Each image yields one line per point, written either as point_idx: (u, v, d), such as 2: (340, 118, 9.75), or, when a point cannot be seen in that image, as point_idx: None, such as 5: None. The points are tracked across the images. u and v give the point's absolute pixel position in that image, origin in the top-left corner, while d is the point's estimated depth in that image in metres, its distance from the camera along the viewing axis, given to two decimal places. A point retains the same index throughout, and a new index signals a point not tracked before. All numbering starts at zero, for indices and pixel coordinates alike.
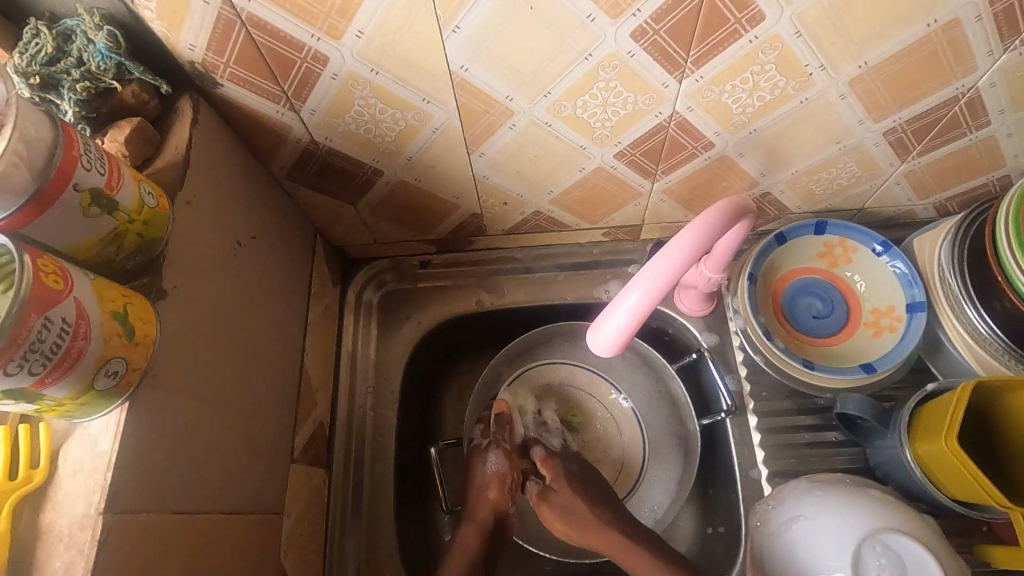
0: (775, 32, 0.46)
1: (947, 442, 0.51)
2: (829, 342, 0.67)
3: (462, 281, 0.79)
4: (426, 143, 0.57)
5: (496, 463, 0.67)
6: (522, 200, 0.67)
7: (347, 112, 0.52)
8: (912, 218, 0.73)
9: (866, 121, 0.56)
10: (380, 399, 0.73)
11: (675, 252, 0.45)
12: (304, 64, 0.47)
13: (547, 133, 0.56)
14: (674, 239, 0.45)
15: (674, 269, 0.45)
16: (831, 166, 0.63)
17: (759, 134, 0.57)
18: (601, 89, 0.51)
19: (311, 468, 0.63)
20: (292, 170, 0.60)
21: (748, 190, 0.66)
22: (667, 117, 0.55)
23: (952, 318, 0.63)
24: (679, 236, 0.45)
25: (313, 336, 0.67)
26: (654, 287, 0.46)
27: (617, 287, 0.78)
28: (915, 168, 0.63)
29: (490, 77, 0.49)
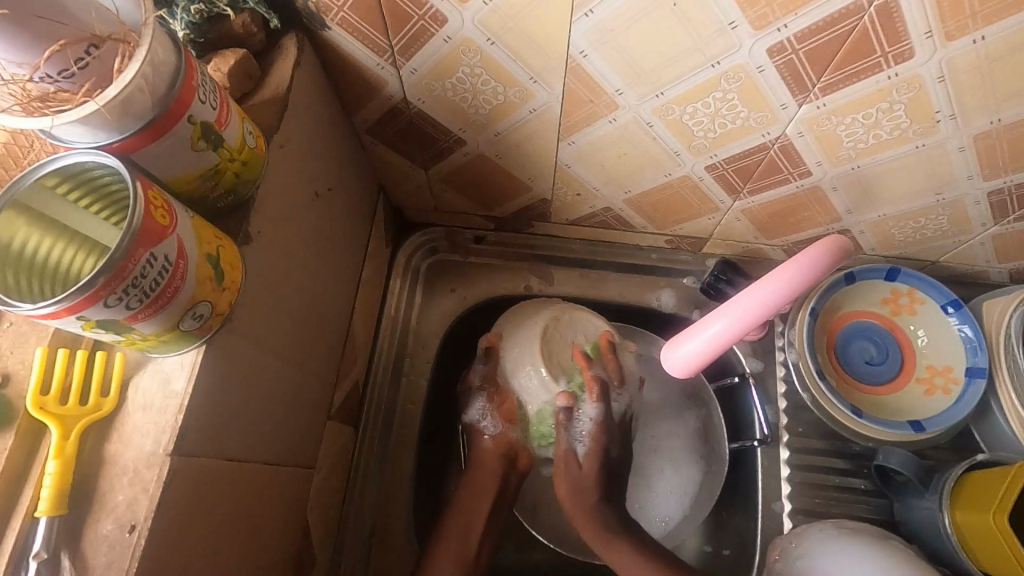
0: (917, 73, 0.43)
1: (993, 515, 0.51)
2: (877, 391, 0.66)
3: (513, 263, 0.77)
4: (520, 121, 0.55)
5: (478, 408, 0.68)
6: (596, 193, 0.65)
7: (448, 77, 0.50)
8: (984, 279, 0.71)
9: (976, 177, 0.53)
10: (415, 367, 0.73)
11: (762, 291, 0.46)
12: (420, 21, 0.45)
13: (646, 133, 0.54)
14: (763, 278, 0.47)
15: (759, 307, 0.47)
16: (922, 217, 0.61)
17: (861, 171, 0.55)
18: (716, 98, 0.48)
19: (343, 425, 0.63)
20: (375, 125, 0.58)
21: (829, 224, 0.64)
22: (774, 138, 0.52)
23: (1010, 391, 0.61)
24: (769, 275, 0.46)
25: (363, 294, 0.66)
26: (736, 322, 0.48)
27: (670, 295, 0.76)
28: (1006, 232, 0.61)
29: (607, 67, 0.47)
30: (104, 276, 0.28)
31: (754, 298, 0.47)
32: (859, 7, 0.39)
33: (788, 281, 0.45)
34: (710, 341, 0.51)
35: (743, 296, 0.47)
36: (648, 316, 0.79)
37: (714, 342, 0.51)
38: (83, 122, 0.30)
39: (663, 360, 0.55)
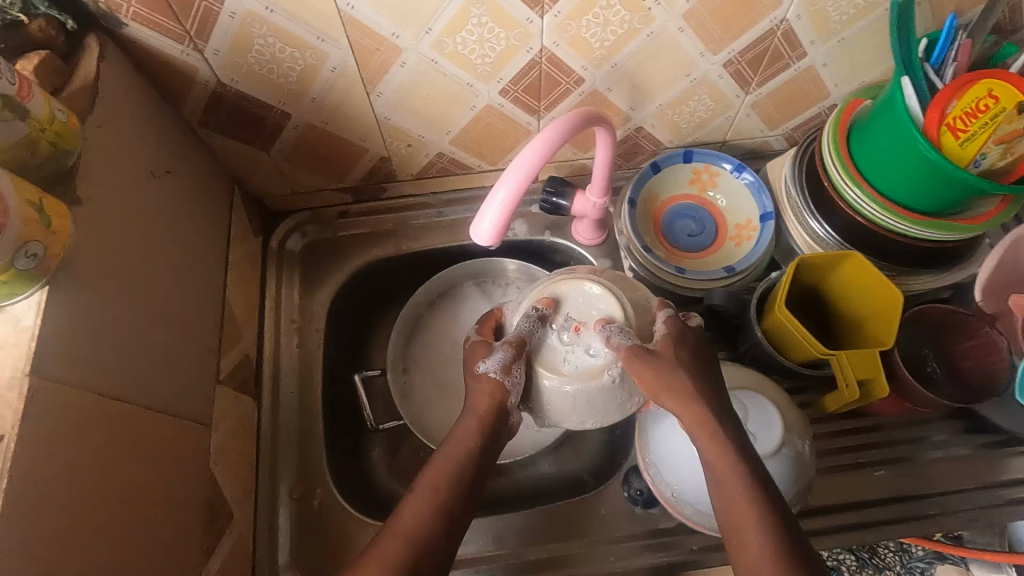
0: None
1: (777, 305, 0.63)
2: (701, 255, 0.78)
3: (380, 229, 0.85)
4: (328, 81, 0.63)
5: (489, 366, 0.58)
6: (424, 141, 0.74)
7: (249, 51, 0.58)
8: (767, 149, 0.85)
9: (707, 53, 0.66)
10: (306, 338, 0.78)
11: (536, 149, 0.52)
12: (204, 2, 0.52)
13: (435, 70, 0.63)
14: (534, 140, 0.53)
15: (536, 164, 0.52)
16: (689, 100, 0.73)
17: (621, 68, 0.67)
18: (475, 24, 0.58)
19: (239, 394, 0.67)
20: (203, 114, 0.64)
21: (623, 124, 0.76)
22: (537, 52, 0.63)
23: (802, 228, 0.76)
24: (537, 137, 0.52)
25: (235, 274, 0.72)
26: (522, 181, 0.52)
27: (522, 225, 0.86)
28: (757, 99, 0.75)
29: (375, 14, 0.56)
30: None
31: (532, 155, 0.52)
32: None
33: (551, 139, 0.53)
34: (505, 204, 0.52)
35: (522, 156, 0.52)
36: (510, 249, 0.88)
37: (510, 199, 0.52)
38: None
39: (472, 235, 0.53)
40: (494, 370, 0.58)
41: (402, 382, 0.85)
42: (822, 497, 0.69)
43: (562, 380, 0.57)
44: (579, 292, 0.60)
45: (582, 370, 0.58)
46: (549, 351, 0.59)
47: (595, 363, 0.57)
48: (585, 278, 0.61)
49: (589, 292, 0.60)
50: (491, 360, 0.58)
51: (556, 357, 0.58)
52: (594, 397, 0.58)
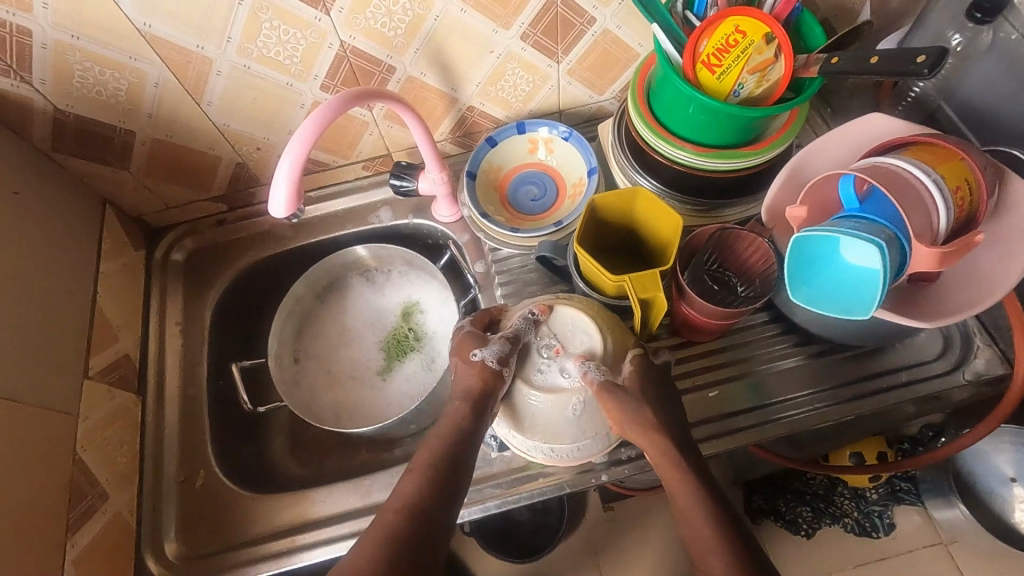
0: None
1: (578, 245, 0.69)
2: (543, 216, 0.85)
3: (257, 231, 0.92)
4: (156, 98, 0.70)
5: (489, 354, 0.64)
6: (271, 143, 0.81)
7: (72, 77, 0.65)
8: (604, 111, 0.91)
9: (498, 29, 0.73)
10: (190, 336, 0.85)
11: (311, 122, 0.58)
12: (13, 37, 0.60)
13: (250, 74, 0.70)
14: (311, 115, 0.58)
15: (311, 134, 0.58)
16: (505, 75, 0.80)
17: (425, 52, 0.74)
18: (269, 29, 0.66)
19: (114, 389, 0.74)
20: (53, 141, 0.72)
21: (452, 105, 0.82)
22: (339, 47, 0.70)
23: (630, 180, 0.83)
24: (314, 113, 0.58)
25: (108, 284, 0.78)
26: (297, 148, 0.57)
27: (388, 212, 0.92)
28: (571, 66, 0.81)
29: (173, 30, 0.63)
30: None
31: (309, 130, 0.58)
32: None
33: (325, 112, 0.59)
34: (287, 173, 0.58)
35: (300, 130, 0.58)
36: (384, 236, 0.94)
37: (295, 170, 0.58)
38: None
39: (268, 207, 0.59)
40: (489, 359, 0.64)
41: (292, 370, 0.91)
42: (708, 410, 0.75)
43: (529, 390, 0.64)
44: (577, 328, 0.66)
45: (552, 387, 0.63)
46: (529, 361, 0.65)
47: (565, 385, 0.63)
48: (579, 309, 0.66)
49: (580, 328, 0.66)
50: (487, 351, 0.65)
51: (532, 371, 0.65)
52: (539, 419, 0.64)
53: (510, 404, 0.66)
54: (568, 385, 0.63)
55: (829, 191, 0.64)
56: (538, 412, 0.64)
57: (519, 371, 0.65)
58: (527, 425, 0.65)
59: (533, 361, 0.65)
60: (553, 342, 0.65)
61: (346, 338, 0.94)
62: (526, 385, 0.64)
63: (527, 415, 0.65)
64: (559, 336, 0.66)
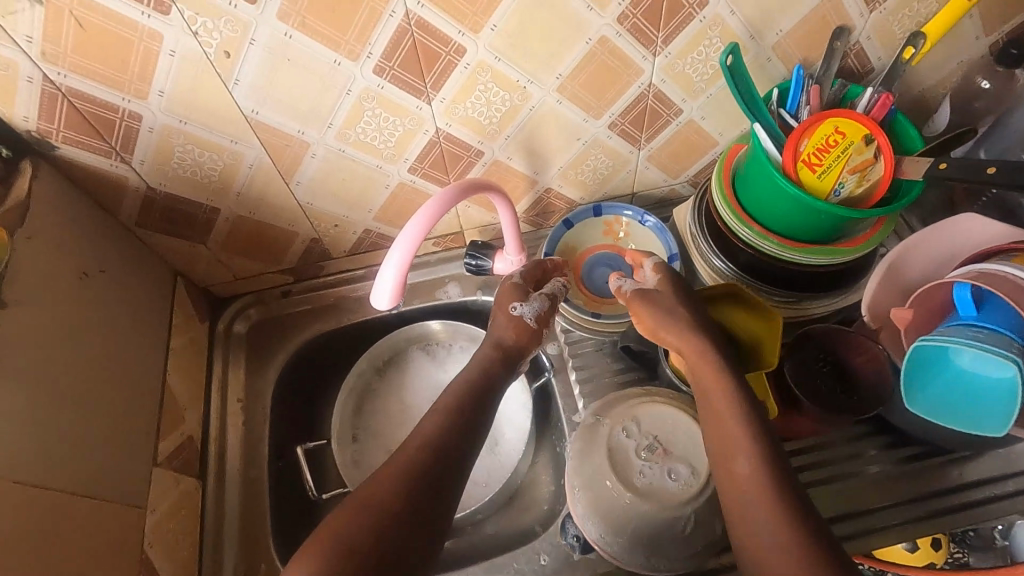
0: (479, 59, 0.63)
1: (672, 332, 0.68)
2: (618, 299, 0.84)
3: (322, 304, 0.90)
4: (248, 178, 0.70)
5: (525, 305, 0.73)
6: (349, 220, 0.80)
7: (171, 158, 0.65)
8: (677, 194, 0.92)
9: (589, 119, 0.73)
10: (252, 413, 0.82)
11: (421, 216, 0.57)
12: (123, 122, 0.60)
13: (344, 158, 0.70)
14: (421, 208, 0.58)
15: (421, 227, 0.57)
16: (587, 160, 0.80)
17: (514, 139, 0.74)
18: (371, 117, 0.66)
19: (179, 475, 0.70)
20: (139, 217, 0.71)
21: (531, 187, 0.82)
22: (434, 133, 0.70)
23: (708, 267, 0.81)
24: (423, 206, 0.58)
25: (176, 361, 0.76)
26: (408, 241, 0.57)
27: (455, 287, 0.91)
28: (651, 153, 0.82)
29: (278, 117, 0.63)
30: None
31: (423, 220, 0.57)
32: (404, 28, 0.58)
33: (435, 205, 0.58)
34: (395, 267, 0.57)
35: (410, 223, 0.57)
36: (448, 312, 0.93)
37: (405, 254, 0.57)
38: None
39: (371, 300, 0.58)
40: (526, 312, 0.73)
41: (352, 450, 0.87)
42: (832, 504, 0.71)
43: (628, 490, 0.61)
44: (678, 428, 0.64)
45: (654, 490, 0.61)
46: (626, 460, 0.63)
47: (669, 488, 0.61)
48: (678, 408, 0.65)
49: (681, 428, 0.64)
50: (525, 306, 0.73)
51: (631, 471, 0.62)
52: (628, 519, 0.61)
53: (603, 505, 0.62)
54: (673, 489, 0.60)
55: (936, 295, 0.62)
56: (637, 516, 0.60)
57: (616, 468, 0.62)
58: (622, 529, 0.61)
59: (630, 459, 0.63)
60: (653, 441, 0.63)
61: (406, 416, 0.91)
62: (626, 486, 0.61)
63: (623, 519, 0.61)
64: (660, 434, 0.64)
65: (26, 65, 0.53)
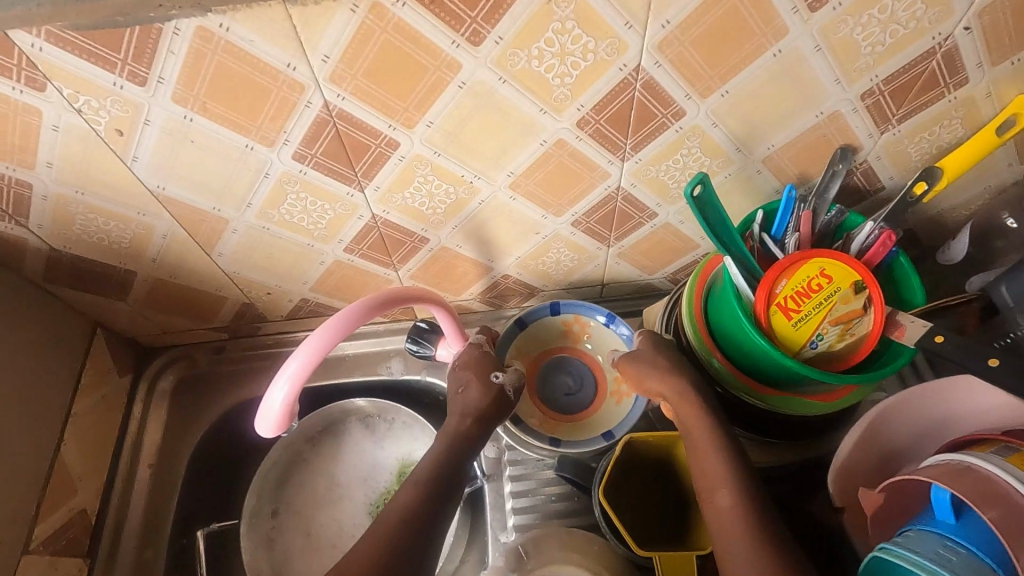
0: (415, 153, 0.55)
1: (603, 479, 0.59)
2: (580, 416, 0.75)
3: (256, 365, 0.84)
4: (162, 246, 0.64)
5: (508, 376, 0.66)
6: (283, 289, 0.74)
7: (72, 224, 0.59)
8: (653, 288, 0.83)
9: (548, 215, 0.65)
10: (160, 482, 0.76)
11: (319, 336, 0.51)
12: (11, 188, 0.54)
13: (269, 235, 0.63)
14: (321, 326, 0.51)
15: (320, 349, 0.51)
16: (548, 252, 0.72)
17: (463, 228, 0.66)
18: (295, 199, 0.59)
19: (59, 558, 0.65)
20: (46, 274, 0.65)
21: (486, 273, 0.74)
22: (370, 218, 0.63)
23: None
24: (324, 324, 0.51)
25: (80, 425, 0.71)
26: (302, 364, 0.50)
27: (400, 362, 0.84)
28: (622, 249, 0.73)
29: (188, 192, 0.57)
30: None
31: (320, 343, 0.51)
32: (324, 118, 0.51)
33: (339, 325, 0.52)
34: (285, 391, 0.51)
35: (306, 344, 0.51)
36: (392, 387, 0.86)
37: (294, 385, 0.51)
38: None
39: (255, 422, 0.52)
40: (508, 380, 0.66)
41: (267, 527, 0.81)
42: None
43: None
44: None
45: None
46: None
47: None
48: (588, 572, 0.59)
49: None
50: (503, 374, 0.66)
51: None
52: None
53: None
54: None
55: (914, 481, 0.51)
56: None
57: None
58: None
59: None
60: None
61: (331, 495, 0.83)
62: None
63: None
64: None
65: None
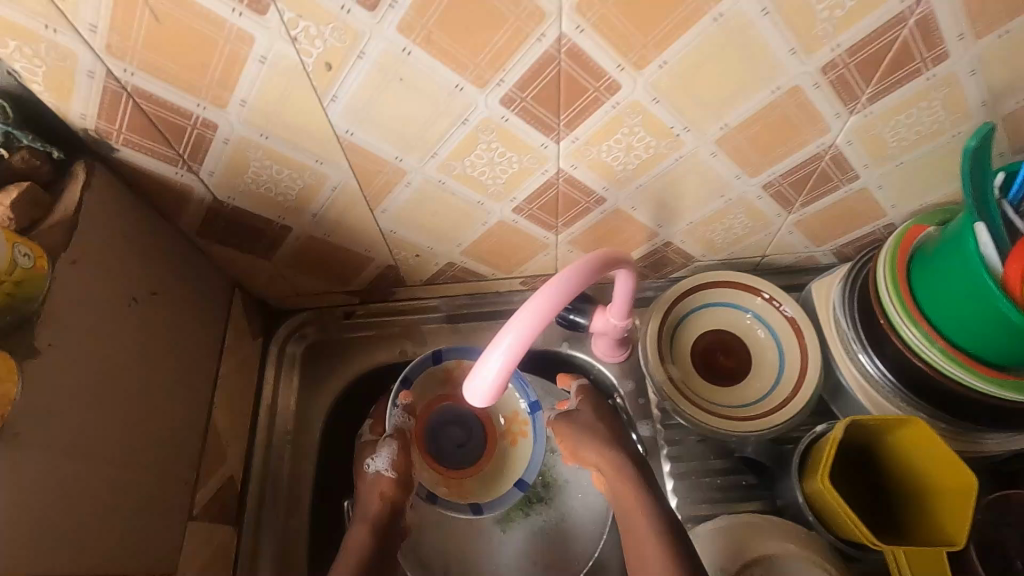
0: (633, 99, 0.49)
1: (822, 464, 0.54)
2: (476, 468, 0.74)
3: (387, 331, 0.80)
4: (328, 200, 0.59)
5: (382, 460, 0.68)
6: (433, 252, 0.69)
7: (245, 172, 0.55)
8: (814, 263, 0.77)
9: (742, 175, 0.59)
10: (298, 450, 0.73)
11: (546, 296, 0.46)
12: (195, 129, 0.49)
13: (443, 190, 0.59)
14: (545, 285, 0.46)
15: (546, 310, 0.46)
16: (723, 218, 0.66)
17: (645, 189, 0.61)
18: (484, 150, 0.54)
19: (216, 525, 0.63)
20: (201, 228, 0.61)
21: (649, 240, 0.69)
22: (554, 174, 0.58)
23: (849, 365, 0.67)
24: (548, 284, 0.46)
25: (226, 388, 0.68)
26: (528, 327, 0.45)
27: (538, 333, 0.80)
28: (801, 217, 0.67)
29: (375, 139, 0.52)
30: None
31: (547, 303, 0.46)
32: (552, 55, 0.45)
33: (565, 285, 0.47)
34: (506, 357, 0.46)
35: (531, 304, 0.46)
36: (525, 359, 0.81)
37: (503, 371, 0.46)
38: None
39: (466, 391, 0.47)
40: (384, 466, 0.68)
41: None
42: None
43: None
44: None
45: None
46: None
47: None
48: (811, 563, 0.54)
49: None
50: (379, 460, 0.68)
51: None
52: None
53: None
54: None
55: None
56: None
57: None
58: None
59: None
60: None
61: None
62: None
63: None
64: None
65: (87, 57, 0.42)
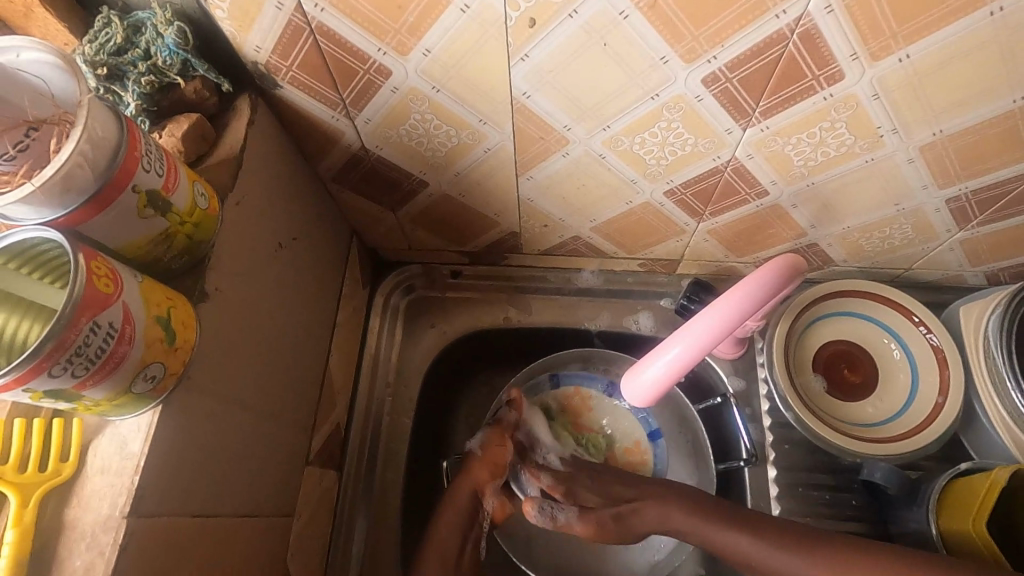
0: (852, 92, 0.44)
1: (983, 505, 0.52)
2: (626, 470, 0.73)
3: (492, 295, 0.78)
4: (476, 160, 0.56)
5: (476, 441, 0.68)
6: (563, 224, 0.66)
7: (401, 124, 0.51)
8: (961, 283, 0.71)
9: (931, 185, 0.54)
10: (397, 405, 0.72)
11: (716, 313, 0.48)
12: (366, 75, 0.46)
13: (600, 164, 0.55)
14: (718, 300, 0.48)
15: (716, 326, 0.48)
16: (886, 227, 0.61)
17: (816, 187, 0.56)
18: (662, 128, 0.49)
19: (324, 469, 0.63)
20: (337, 172, 0.59)
21: (795, 239, 0.64)
22: (725, 161, 0.53)
23: (995, 399, 0.62)
24: (721, 298, 0.47)
25: (340, 336, 0.67)
26: (696, 342, 0.49)
27: (648, 317, 0.77)
28: (972, 236, 0.61)
29: (550, 105, 0.48)
30: (46, 347, 0.29)
31: (716, 320, 0.48)
32: (783, 34, 0.40)
33: (741, 300, 0.47)
34: (669, 365, 0.52)
35: (700, 319, 0.48)
36: (630, 342, 0.79)
37: (671, 372, 0.53)
38: (27, 201, 0.32)
39: (627, 386, 0.56)
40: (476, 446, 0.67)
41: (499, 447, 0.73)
42: None
43: None
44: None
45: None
46: None
47: None
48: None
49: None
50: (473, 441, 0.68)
51: None
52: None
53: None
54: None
55: None
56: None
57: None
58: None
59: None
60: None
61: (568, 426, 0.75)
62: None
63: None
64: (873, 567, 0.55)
65: None
